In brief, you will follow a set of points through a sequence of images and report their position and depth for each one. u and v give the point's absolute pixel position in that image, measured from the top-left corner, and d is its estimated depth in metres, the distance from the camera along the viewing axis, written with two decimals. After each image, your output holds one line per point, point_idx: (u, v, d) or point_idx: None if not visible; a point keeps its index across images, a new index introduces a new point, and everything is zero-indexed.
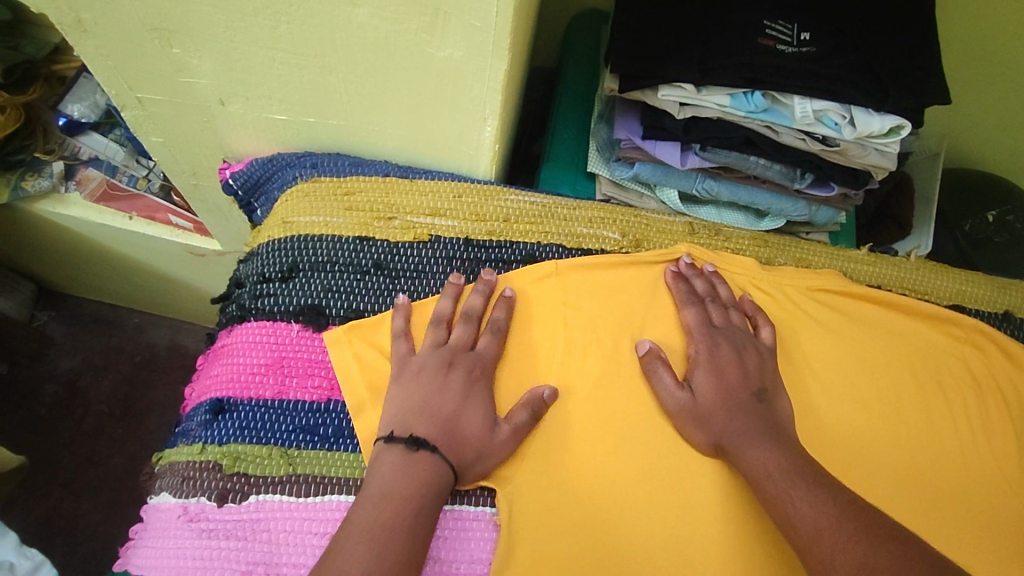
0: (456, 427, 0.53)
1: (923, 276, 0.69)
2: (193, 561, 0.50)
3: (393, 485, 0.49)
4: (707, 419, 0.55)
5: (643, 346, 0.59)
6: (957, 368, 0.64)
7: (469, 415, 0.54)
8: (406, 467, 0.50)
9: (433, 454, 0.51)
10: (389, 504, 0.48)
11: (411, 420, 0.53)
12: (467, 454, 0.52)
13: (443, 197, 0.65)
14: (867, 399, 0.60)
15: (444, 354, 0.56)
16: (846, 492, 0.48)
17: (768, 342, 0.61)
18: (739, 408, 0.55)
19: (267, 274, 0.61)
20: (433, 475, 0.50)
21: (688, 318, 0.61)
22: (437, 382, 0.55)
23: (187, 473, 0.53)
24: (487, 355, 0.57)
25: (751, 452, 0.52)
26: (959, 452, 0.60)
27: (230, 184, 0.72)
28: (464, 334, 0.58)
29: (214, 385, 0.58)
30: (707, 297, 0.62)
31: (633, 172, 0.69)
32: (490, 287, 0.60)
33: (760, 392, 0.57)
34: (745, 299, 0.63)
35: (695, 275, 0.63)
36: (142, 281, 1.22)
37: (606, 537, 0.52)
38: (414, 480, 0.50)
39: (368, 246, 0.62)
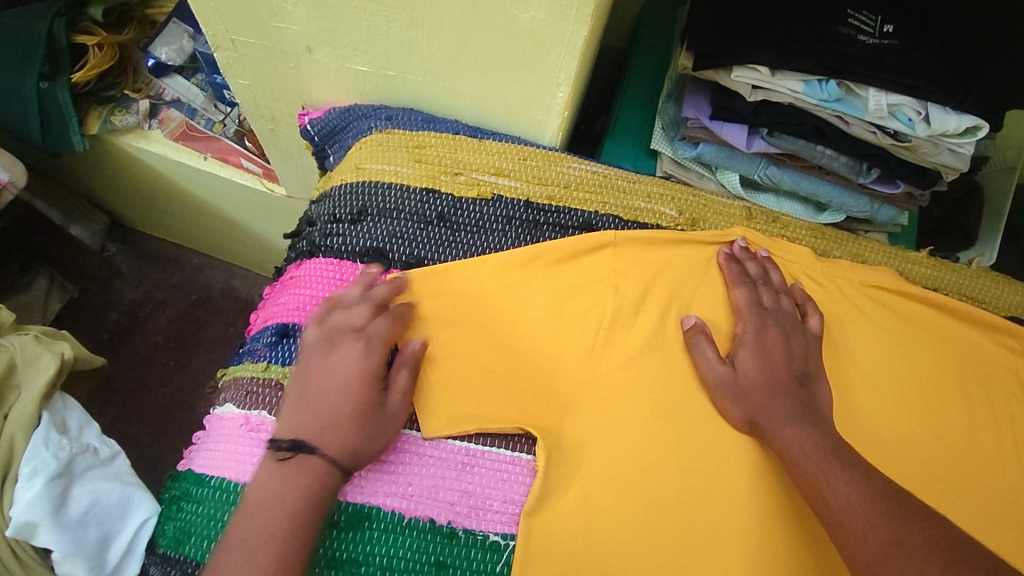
0: (333, 415, 0.53)
1: (982, 284, 0.68)
2: (252, 466, 0.54)
3: (273, 496, 0.50)
4: (747, 395, 0.57)
5: (689, 320, 0.61)
6: (1008, 380, 0.63)
7: (336, 400, 0.54)
8: (282, 472, 0.51)
9: (312, 454, 0.52)
10: (276, 514, 0.49)
11: (295, 419, 0.53)
12: (355, 437, 0.53)
13: (508, 159, 0.68)
14: (910, 397, 0.60)
15: (332, 334, 0.57)
16: (880, 476, 0.49)
17: (815, 331, 0.61)
18: (780, 388, 0.56)
19: (338, 215, 0.65)
20: (314, 475, 0.51)
21: (738, 297, 0.62)
22: (321, 367, 0.55)
23: (250, 388, 0.58)
24: (378, 336, 0.57)
25: (787, 432, 0.54)
26: (1001, 462, 0.59)
27: (308, 129, 0.76)
28: (356, 315, 0.57)
29: (281, 312, 0.62)
30: (759, 280, 0.63)
31: (696, 153, 0.70)
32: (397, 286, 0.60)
33: (802, 376, 0.58)
34: (796, 287, 0.64)
35: (748, 258, 0.65)
36: (206, 223, 1.28)
37: (634, 494, 0.54)
38: (294, 484, 0.51)
39: (433, 197, 0.65)
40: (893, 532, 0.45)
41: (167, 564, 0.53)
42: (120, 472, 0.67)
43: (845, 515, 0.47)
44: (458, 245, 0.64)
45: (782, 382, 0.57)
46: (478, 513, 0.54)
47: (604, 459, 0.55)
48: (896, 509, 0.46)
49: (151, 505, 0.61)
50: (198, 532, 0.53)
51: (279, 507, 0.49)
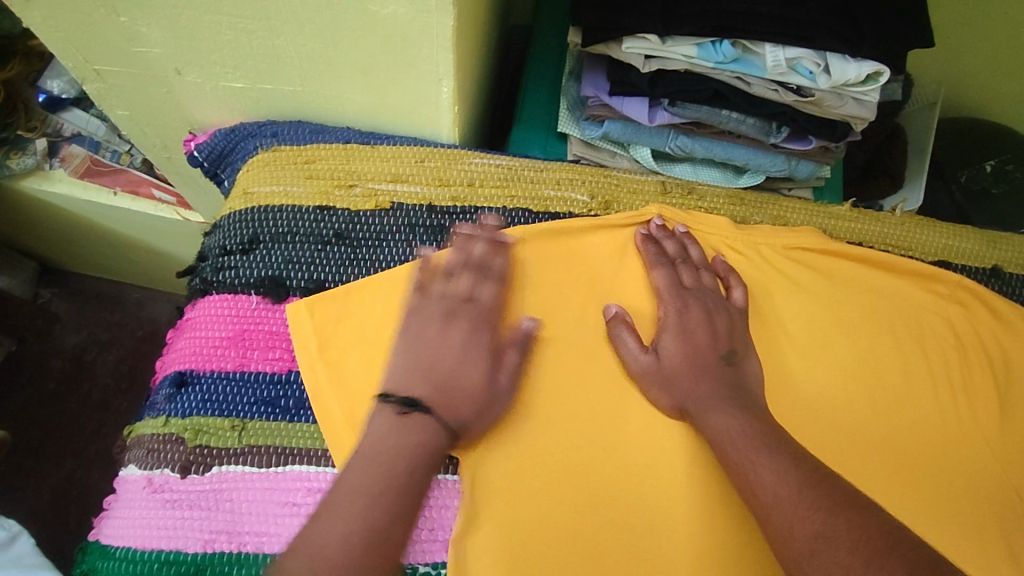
0: (453, 381, 0.52)
1: (907, 231, 0.65)
2: (159, 531, 0.51)
3: (380, 448, 0.49)
4: (673, 381, 0.54)
5: (610, 310, 0.58)
6: (940, 328, 0.61)
7: (468, 369, 0.53)
8: (396, 429, 0.50)
9: (426, 415, 0.50)
10: (379, 465, 0.48)
11: (408, 380, 0.52)
12: (462, 407, 0.52)
13: (404, 162, 0.64)
14: (842, 360, 0.59)
15: (446, 306, 0.56)
16: (809, 461, 0.48)
17: (740, 304, 0.59)
18: (707, 371, 0.54)
19: (228, 246, 0.60)
20: (430, 435, 0.50)
21: (658, 280, 0.59)
22: (439, 333, 0.54)
23: (151, 446, 0.54)
24: (490, 303, 0.56)
25: (714, 418, 0.52)
26: (937, 414, 0.58)
27: (196, 156, 0.70)
28: (468, 284, 0.56)
29: (178, 358, 0.57)
30: (678, 259, 0.60)
31: (603, 131, 0.66)
32: (465, 238, 0.59)
33: (729, 354, 0.56)
34: (718, 260, 0.61)
35: (666, 237, 0.62)
36: (135, 257, 1.23)
37: (567, 504, 0.52)
38: (406, 443, 0.49)
39: (328, 215, 0.61)
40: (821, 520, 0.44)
41: None
42: (21, 556, 0.61)
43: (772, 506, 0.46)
44: (359, 262, 0.60)
45: (705, 362, 0.55)
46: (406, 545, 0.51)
47: (533, 475, 0.53)
48: (825, 496, 0.45)
49: None
50: None
51: (398, 456, 0.48)
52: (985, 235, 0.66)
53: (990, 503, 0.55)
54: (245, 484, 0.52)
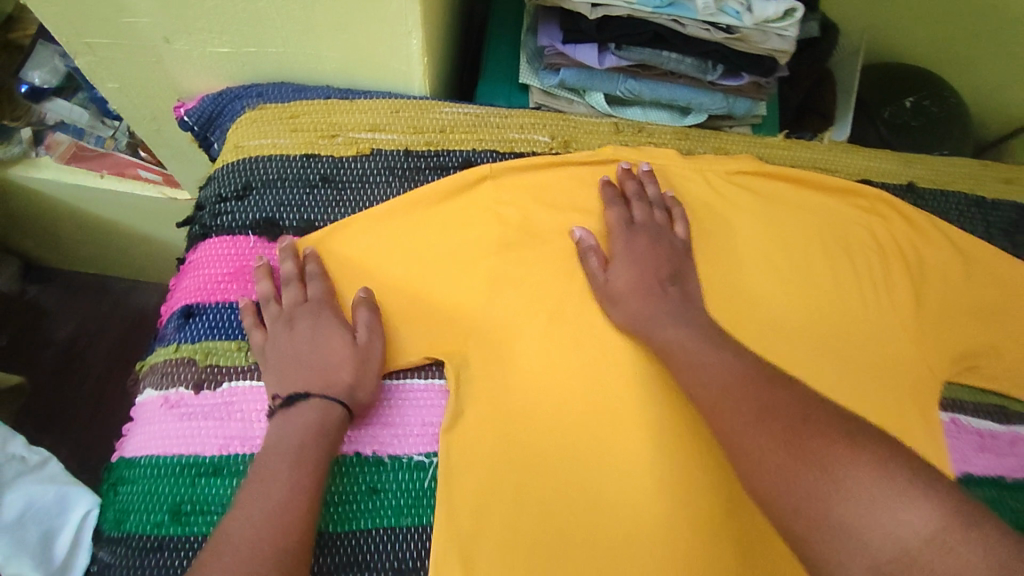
0: (323, 365, 0.57)
1: (832, 155, 0.73)
2: (179, 440, 0.57)
3: (272, 444, 0.53)
4: (620, 300, 0.61)
5: (577, 234, 0.65)
6: (863, 236, 0.69)
7: (329, 346, 0.57)
8: (284, 421, 0.54)
9: (308, 399, 0.55)
10: (280, 453, 0.52)
11: (290, 377, 0.56)
12: (341, 371, 0.56)
13: (381, 113, 0.70)
14: (778, 267, 0.67)
15: (280, 317, 0.59)
16: (747, 355, 0.55)
17: (683, 237, 0.66)
18: (647, 294, 0.60)
19: (223, 194, 0.66)
20: (320, 413, 0.54)
21: (611, 217, 0.66)
22: (288, 337, 0.58)
23: (165, 369, 0.59)
24: (321, 298, 0.61)
25: (659, 330, 0.58)
26: (861, 308, 0.66)
27: (185, 120, 0.76)
28: (289, 295, 0.60)
29: (184, 295, 0.63)
30: (635, 197, 0.67)
31: (559, 79, 0.73)
32: (292, 248, 0.63)
33: (670, 279, 0.62)
34: (667, 197, 0.68)
35: (628, 178, 0.68)
36: (120, 244, 1.27)
37: (542, 398, 0.59)
38: (299, 427, 0.53)
39: (314, 162, 0.67)
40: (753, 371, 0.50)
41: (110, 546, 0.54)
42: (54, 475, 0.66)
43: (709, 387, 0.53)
44: (344, 203, 0.66)
45: (652, 281, 0.62)
46: (402, 438, 0.58)
47: (510, 375, 0.60)
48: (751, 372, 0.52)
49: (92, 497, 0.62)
50: (135, 509, 0.55)
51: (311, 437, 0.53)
52: (903, 156, 0.74)
53: (907, 378, 0.63)
54: (254, 395, 0.58)
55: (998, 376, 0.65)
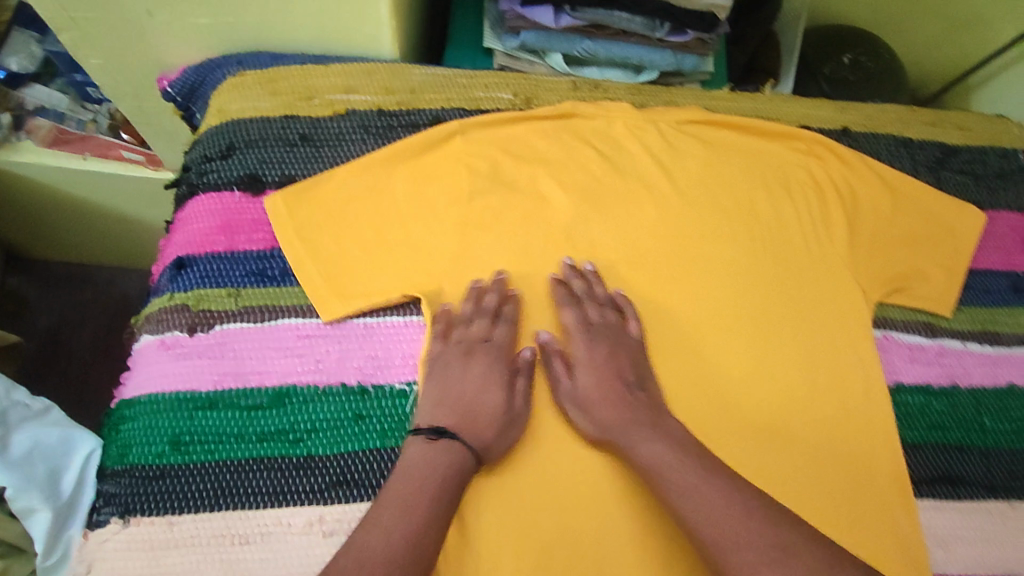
0: (473, 413, 0.60)
1: (772, 104, 0.80)
2: (176, 378, 0.60)
3: (417, 469, 0.55)
4: (591, 408, 0.61)
5: (525, 354, 0.64)
6: (802, 176, 0.75)
7: (487, 397, 0.60)
8: (428, 453, 0.56)
9: (453, 440, 0.57)
10: (412, 482, 0.54)
11: (436, 413, 0.59)
12: (487, 431, 0.59)
13: (354, 76, 0.75)
14: (726, 208, 0.73)
15: (462, 347, 0.63)
16: (725, 471, 0.56)
17: (636, 334, 0.65)
18: (614, 402, 0.60)
19: (209, 154, 0.70)
20: (459, 461, 0.56)
21: (567, 318, 0.65)
22: (460, 371, 0.62)
23: (159, 317, 0.63)
24: (503, 343, 0.64)
25: (639, 446, 0.58)
26: (801, 240, 0.72)
27: (169, 91, 0.79)
28: (481, 328, 0.63)
29: (175, 249, 0.67)
30: (584, 297, 0.66)
31: (520, 41, 0.79)
32: (501, 287, 0.65)
33: (635, 384, 0.62)
34: (617, 294, 0.67)
35: (575, 276, 0.67)
36: (100, 233, 1.27)
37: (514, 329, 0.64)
38: (441, 467, 0.55)
39: (293, 122, 0.72)
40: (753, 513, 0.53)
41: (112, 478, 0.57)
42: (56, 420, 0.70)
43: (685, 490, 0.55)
44: (323, 158, 0.71)
45: (626, 413, 0.60)
46: (384, 369, 0.63)
47: (484, 309, 0.65)
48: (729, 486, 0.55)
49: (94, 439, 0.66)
50: (137, 442, 0.58)
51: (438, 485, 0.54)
52: (836, 104, 0.81)
53: (841, 302, 0.70)
54: (245, 336, 0.62)
55: (926, 296, 0.72)
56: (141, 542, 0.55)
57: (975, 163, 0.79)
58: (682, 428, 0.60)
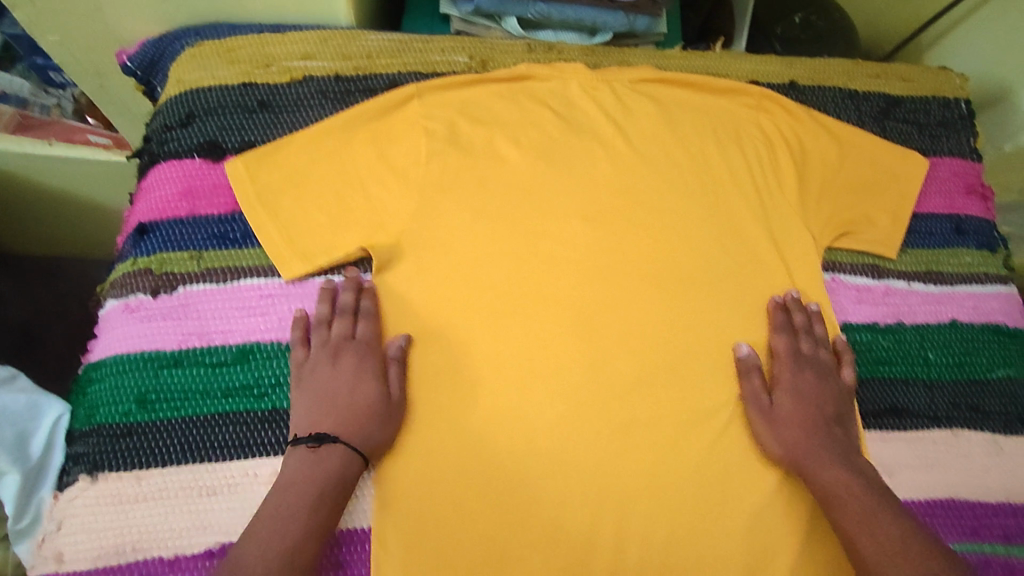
0: (354, 407, 0.60)
1: (723, 61, 0.83)
2: (141, 339, 0.61)
3: (297, 478, 0.56)
4: (782, 423, 0.64)
5: (395, 344, 0.63)
6: (753, 129, 0.77)
7: (363, 391, 0.60)
8: (310, 461, 0.57)
9: (336, 443, 0.58)
10: (290, 493, 0.55)
11: (313, 419, 0.59)
12: (367, 423, 0.59)
13: (311, 43, 0.75)
14: (680, 162, 0.74)
15: (328, 348, 0.62)
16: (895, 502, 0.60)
17: (849, 376, 0.68)
18: (816, 432, 0.63)
19: (169, 123, 0.71)
20: (341, 461, 0.57)
21: (779, 344, 0.67)
22: (329, 372, 0.61)
23: (123, 281, 0.64)
24: (369, 338, 0.63)
25: (820, 474, 0.61)
26: (755, 191, 0.74)
27: (128, 65, 0.79)
28: (342, 326, 0.63)
29: (138, 216, 0.67)
30: (803, 329, 0.68)
31: (474, 6, 0.80)
32: (357, 281, 0.65)
33: (832, 419, 0.65)
34: (814, 310, 0.68)
35: (797, 309, 0.69)
36: (66, 225, 1.25)
37: (479, 284, 0.66)
38: (319, 472, 0.56)
39: (252, 89, 0.73)
40: (877, 536, 0.57)
41: (81, 438, 0.58)
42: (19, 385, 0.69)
43: (859, 515, 0.58)
44: (283, 124, 0.72)
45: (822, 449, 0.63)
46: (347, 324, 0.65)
47: (444, 266, 0.66)
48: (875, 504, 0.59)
49: (61, 405, 0.64)
50: (104, 403, 0.59)
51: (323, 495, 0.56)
52: (786, 60, 0.84)
53: (794, 248, 0.72)
54: (208, 297, 0.63)
55: (874, 240, 0.74)
56: (110, 497, 0.56)
57: (918, 113, 0.83)
58: (867, 466, 0.62)
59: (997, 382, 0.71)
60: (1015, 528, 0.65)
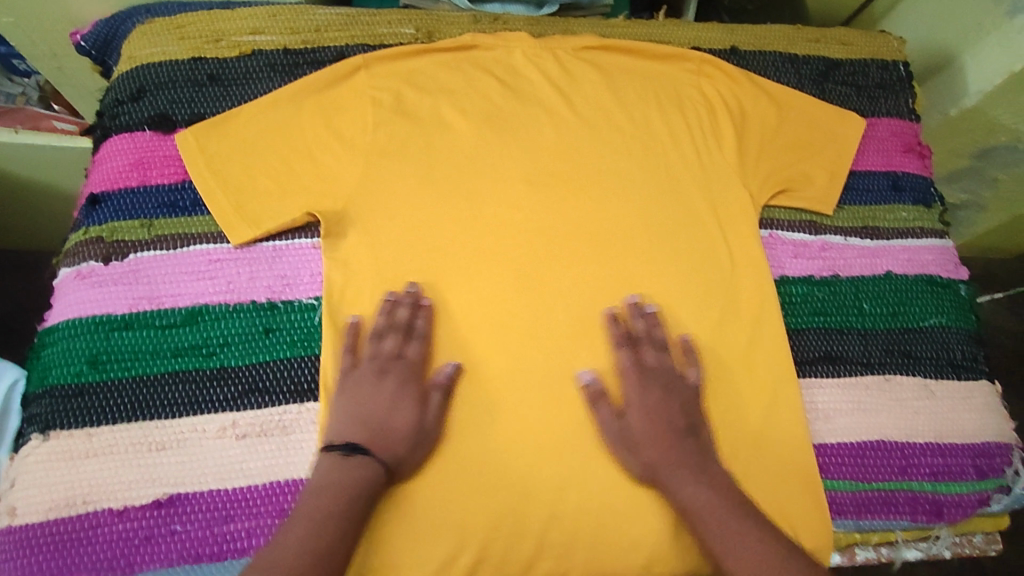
0: (386, 427, 0.59)
1: (666, 29, 0.85)
2: (92, 304, 0.63)
3: (322, 484, 0.56)
4: (637, 445, 0.62)
5: (445, 369, 0.63)
6: (695, 94, 0.79)
7: (399, 413, 0.60)
8: (339, 470, 0.57)
9: (367, 456, 0.58)
10: (322, 496, 0.55)
11: (350, 430, 0.59)
12: (398, 447, 0.59)
13: (260, 18, 0.77)
14: (623, 127, 0.76)
15: (378, 363, 0.62)
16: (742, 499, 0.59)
17: (694, 381, 0.66)
18: (671, 443, 0.61)
19: (120, 98, 0.73)
20: (367, 470, 0.57)
21: (622, 360, 0.65)
22: (372, 390, 0.61)
23: (75, 250, 0.66)
24: (417, 360, 0.63)
25: (680, 489, 0.60)
26: (695, 153, 0.76)
27: (82, 45, 0.80)
28: (393, 344, 0.63)
29: (91, 188, 0.69)
30: (640, 339, 0.66)
31: None
32: (415, 297, 0.65)
33: (687, 429, 0.63)
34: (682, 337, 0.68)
35: (637, 315, 0.67)
36: (23, 225, 1.20)
37: (425, 247, 0.67)
38: (351, 479, 0.56)
39: (201, 63, 0.74)
40: (743, 553, 0.56)
41: (34, 399, 0.61)
42: None
43: (722, 532, 0.57)
44: (232, 96, 0.73)
45: (686, 456, 0.61)
46: (294, 287, 0.66)
47: (391, 230, 0.67)
48: (745, 523, 0.58)
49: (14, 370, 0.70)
50: (55, 364, 0.61)
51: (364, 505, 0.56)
52: (727, 27, 0.86)
53: (732, 207, 0.74)
54: (158, 263, 0.65)
55: (810, 197, 0.77)
56: (61, 453, 0.58)
57: (857, 75, 0.85)
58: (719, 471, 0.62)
59: (929, 330, 0.74)
60: (944, 467, 0.68)
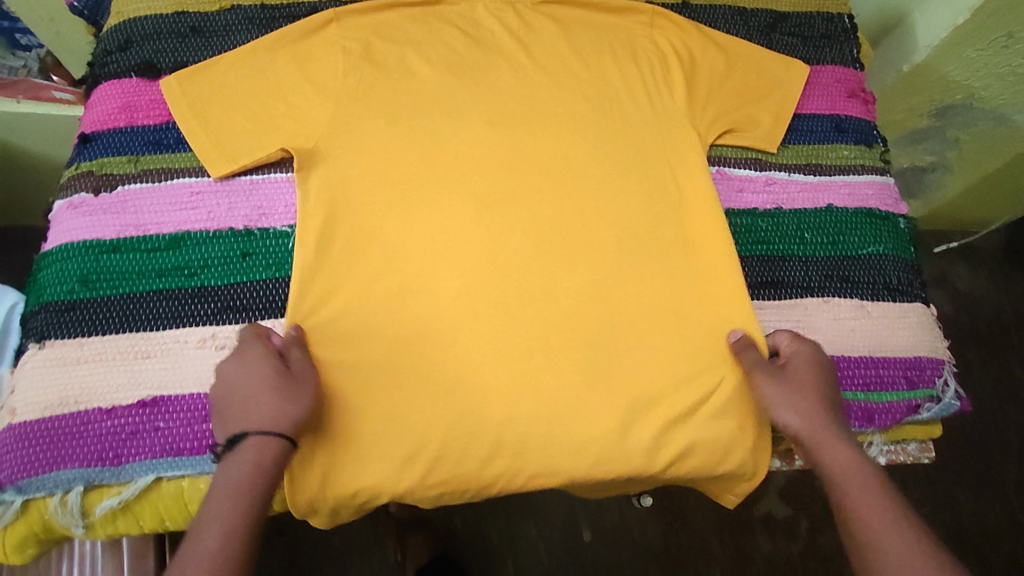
0: (251, 393, 0.61)
1: None
2: (83, 230, 0.69)
3: (223, 485, 0.58)
4: (799, 403, 0.66)
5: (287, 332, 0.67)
6: (647, 45, 0.84)
7: (259, 378, 0.61)
8: (228, 466, 0.58)
9: (250, 434, 0.59)
10: (221, 499, 0.57)
11: (226, 421, 0.60)
12: (279, 406, 0.60)
13: None
14: (578, 74, 0.81)
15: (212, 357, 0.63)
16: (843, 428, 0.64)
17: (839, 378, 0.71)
18: (827, 410, 0.66)
19: (109, 48, 0.78)
20: (262, 448, 0.59)
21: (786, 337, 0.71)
22: (223, 377, 0.62)
23: (68, 183, 0.71)
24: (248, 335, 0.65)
25: (831, 451, 0.64)
26: (645, 98, 0.80)
27: (76, 5, 0.86)
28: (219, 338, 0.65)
29: (82, 129, 0.75)
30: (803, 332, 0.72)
31: None
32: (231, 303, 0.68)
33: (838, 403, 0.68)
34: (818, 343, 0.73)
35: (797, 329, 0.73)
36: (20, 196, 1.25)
37: (390, 182, 0.72)
38: (242, 471, 0.58)
39: (183, 16, 0.80)
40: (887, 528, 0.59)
41: (30, 315, 0.66)
42: None
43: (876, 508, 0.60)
44: (212, 47, 0.79)
45: (835, 424, 0.66)
46: (270, 215, 0.72)
47: (358, 168, 0.72)
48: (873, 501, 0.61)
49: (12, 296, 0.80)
50: (50, 284, 0.67)
51: (254, 472, 0.58)
52: None
53: (681, 147, 0.78)
54: (144, 195, 0.71)
55: (755, 136, 0.82)
56: (55, 359, 0.64)
57: (803, 26, 0.90)
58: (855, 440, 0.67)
59: (867, 257, 0.79)
60: (876, 377, 0.73)
